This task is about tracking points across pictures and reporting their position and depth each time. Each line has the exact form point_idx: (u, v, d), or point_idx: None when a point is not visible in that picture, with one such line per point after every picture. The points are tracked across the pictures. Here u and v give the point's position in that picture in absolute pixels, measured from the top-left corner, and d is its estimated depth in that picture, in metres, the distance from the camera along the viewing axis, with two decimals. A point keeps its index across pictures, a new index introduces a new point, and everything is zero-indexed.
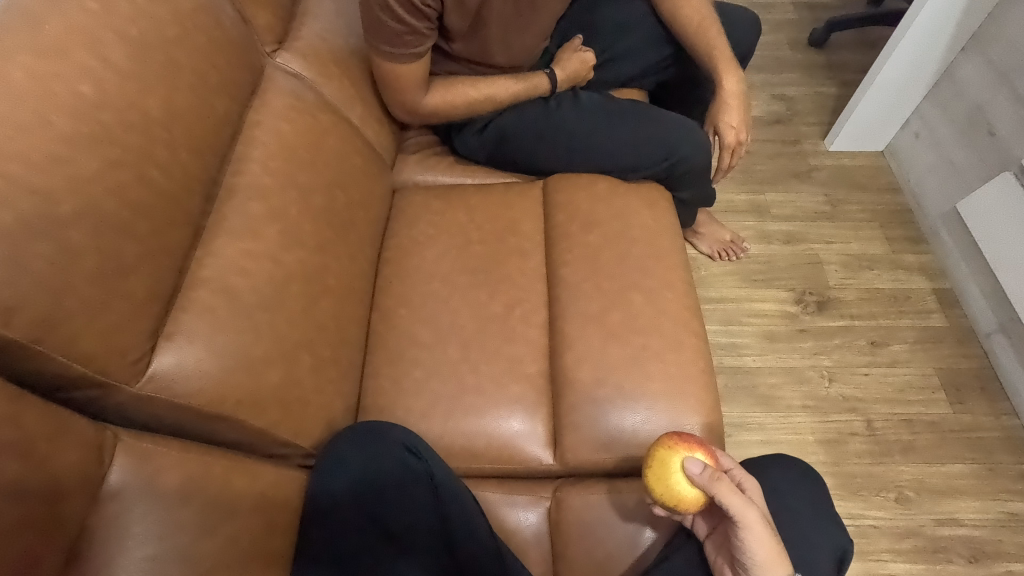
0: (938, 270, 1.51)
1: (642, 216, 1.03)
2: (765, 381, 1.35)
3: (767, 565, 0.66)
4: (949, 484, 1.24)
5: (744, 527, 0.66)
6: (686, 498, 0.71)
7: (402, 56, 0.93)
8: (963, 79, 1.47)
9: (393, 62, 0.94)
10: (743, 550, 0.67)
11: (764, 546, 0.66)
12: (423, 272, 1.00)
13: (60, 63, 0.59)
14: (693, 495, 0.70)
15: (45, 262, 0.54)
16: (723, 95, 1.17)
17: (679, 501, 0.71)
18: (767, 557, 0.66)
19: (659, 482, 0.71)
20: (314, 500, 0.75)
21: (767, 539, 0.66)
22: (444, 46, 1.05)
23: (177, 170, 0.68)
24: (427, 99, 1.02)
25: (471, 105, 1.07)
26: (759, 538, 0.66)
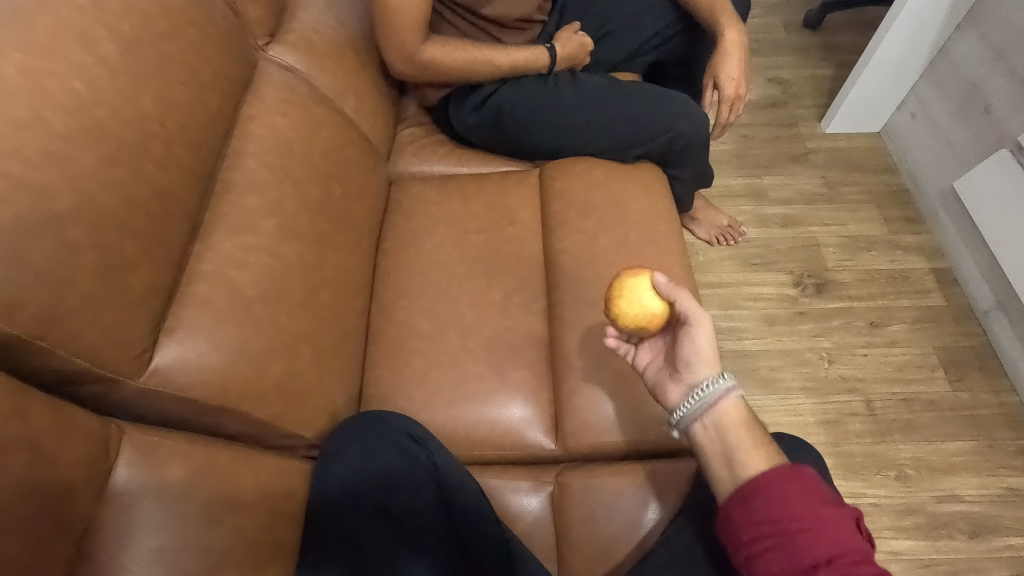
0: (936, 249, 1.51)
1: (638, 201, 1.03)
2: (765, 363, 1.36)
3: (710, 359, 0.72)
4: (948, 461, 1.25)
5: (695, 325, 0.72)
6: (649, 310, 0.76)
7: None
8: (960, 56, 1.46)
9: None
10: (690, 347, 0.73)
11: (710, 344, 0.72)
12: (421, 262, 1.00)
13: (52, 60, 0.59)
14: (660, 310, 0.77)
15: (45, 259, 0.54)
16: (727, 46, 1.16)
17: (647, 314, 0.77)
18: (710, 354, 0.72)
19: (633, 295, 0.78)
20: (320, 488, 0.76)
21: (713, 339, 0.72)
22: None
23: (172, 165, 0.68)
24: (426, 49, 1.01)
25: (470, 62, 1.06)
26: (708, 334, 0.72)
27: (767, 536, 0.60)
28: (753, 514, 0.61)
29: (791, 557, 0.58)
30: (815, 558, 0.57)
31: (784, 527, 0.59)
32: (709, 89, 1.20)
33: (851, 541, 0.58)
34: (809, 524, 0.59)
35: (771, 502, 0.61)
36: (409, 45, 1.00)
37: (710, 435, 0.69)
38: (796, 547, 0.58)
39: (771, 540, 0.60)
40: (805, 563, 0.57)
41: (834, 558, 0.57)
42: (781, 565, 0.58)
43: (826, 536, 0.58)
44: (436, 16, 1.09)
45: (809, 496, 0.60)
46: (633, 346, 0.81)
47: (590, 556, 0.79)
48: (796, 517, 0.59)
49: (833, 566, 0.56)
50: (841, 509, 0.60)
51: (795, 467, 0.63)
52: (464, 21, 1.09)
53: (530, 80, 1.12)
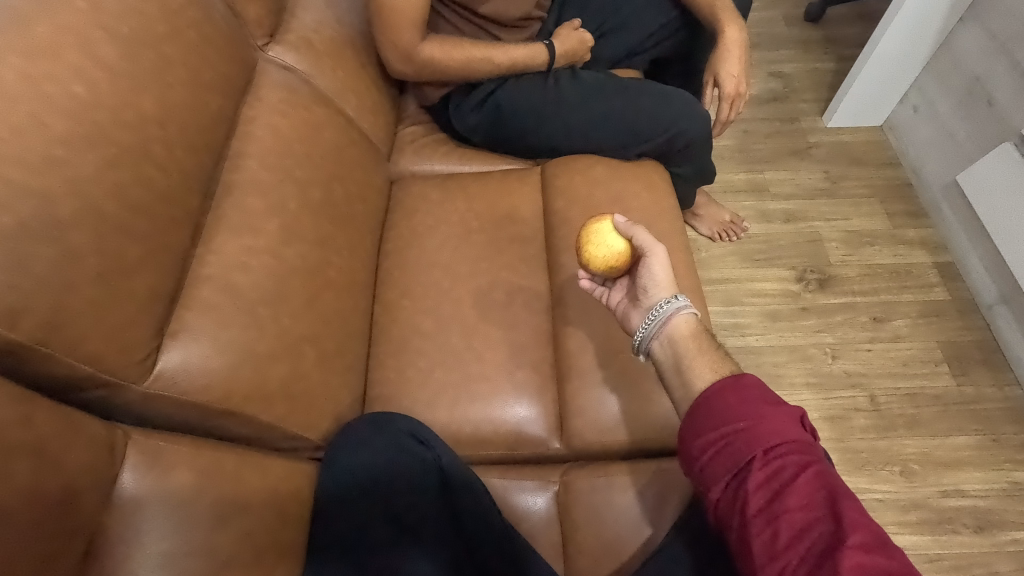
0: (939, 243, 1.51)
1: (641, 199, 1.03)
2: (768, 359, 1.36)
3: (664, 284, 0.79)
4: (953, 455, 1.25)
5: (652, 255, 0.81)
6: (613, 248, 0.83)
7: None
8: (962, 49, 1.46)
9: None
10: (647, 274, 0.80)
11: (665, 271, 0.80)
12: (424, 262, 1.00)
13: (52, 63, 0.58)
14: (623, 249, 0.84)
15: (48, 265, 0.54)
16: (726, 43, 1.15)
17: (614, 255, 0.83)
18: (666, 280, 0.79)
19: (598, 239, 0.84)
20: (326, 490, 0.76)
21: (668, 268, 0.80)
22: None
23: (174, 168, 0.68)
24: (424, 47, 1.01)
25: (469, 62, 1.05)
26: (663, 262, 0.80)
27: (711, 441, 0.62)
28: (699, 423, 0.64)
29: (732, 455, 0.60)
30: (753, 450, 0.59)
31: (725, 429, 0.62)
32: (708, 88, 1.19)
33: (789, 434, 0.59)
34: (748, 422, 0.61)
35: (713, 409, 0.64)
36: (409, 45, 0.99)
37: (667, 351, 0.75)
38: (736, 446, 0.60)
39: (714, 444, 0.62)
40: (744, 457, 0.59)
41: (773, 451, 0.59)
42: (725, 465, 0.61)
43: (763, 431, 0.60)
44: (434, 14, 1.08)
45: (748, 398, 0.63)
46: (605, 288, 0.88)
47: (597, 555, 0.78)
48: (736, 418, 0.62)
49: (771, 458, 0.58)
50: (782, 406, 0.62)
51: (738, 375, 0.66)
52: (463, 20, 1.09)
53: (530, 78, 1.12)
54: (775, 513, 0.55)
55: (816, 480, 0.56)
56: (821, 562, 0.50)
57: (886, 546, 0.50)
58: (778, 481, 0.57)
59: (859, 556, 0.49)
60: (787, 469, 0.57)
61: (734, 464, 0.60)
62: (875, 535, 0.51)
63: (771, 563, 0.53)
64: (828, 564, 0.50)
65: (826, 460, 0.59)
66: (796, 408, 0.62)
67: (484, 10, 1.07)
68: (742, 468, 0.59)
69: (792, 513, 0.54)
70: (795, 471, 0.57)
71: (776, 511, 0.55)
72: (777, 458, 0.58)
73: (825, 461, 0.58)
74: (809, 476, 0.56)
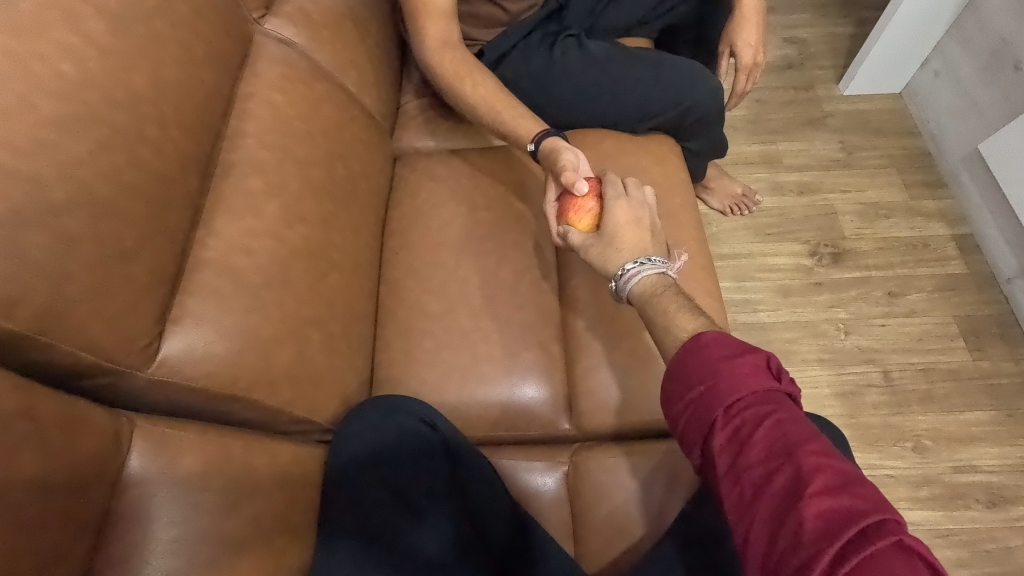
0: (957, 215, 1.47)
1: (652, 173, 1.00)
2: (780, 335, 1.34)
3: (640, 249, 0.78)
4: (967, 431, 1.24)
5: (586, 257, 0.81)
6: None
7: None
8: (988, 11, 1.39)
9: None
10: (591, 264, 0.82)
11: (597, 256, 0.80)
12: (429, 242, 0.98)
13: (38, 41, 0.56)
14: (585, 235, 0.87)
15: (43, 252, 0.52)
16: (742, 11, 1.11)
17: (592, 215, 0.83)
18: (600, 264, 0.79)
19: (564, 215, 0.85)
20: (335, 474, 0.76)
21: (600, 253, 0.79)
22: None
23: (170, 149, 0.66)
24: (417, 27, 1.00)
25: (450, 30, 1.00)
26: (592, 257, 0.80)
27: (680, 410, 0.61)
28: (670, 391, 0.63)
29: (698, 419, 0.59)
30: (714, 412, 0.57)
31: (689, 395, 0.60)
32: (725, 57, 1.15)
33: (748, 386, 0.57)
34: (707, 382, 0.59)
35: (677, 377, 0.62)
36: None
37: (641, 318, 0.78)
38: (699, 410, 0.59)
39: (683, 412, 0.61)
40: (707, 421, 0.58)
41: (733, 408, 0.57)
42: (694, 431, 0.59)
43: (722, 390, 0.58)
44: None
45: (707, 357, 0.61)
46: None
47: (607, 536, 0.78)
48: (697, 380, 0.60)
49: (733, 416, 0.57)
50: (744, 357, 0.59)
51: (699, 334, 0.64)
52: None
53: (536, 53, 1.09)
54: (740, 470, 0.54)
55: (775, 430, 0.54)
56: (785, 513, 0.50)
57: (850, 485, 0.49)
58: (739, 439, 0.55)
59: (822, 502, 0.48)
60: (747, 425, 0.55)
61: (700, 429, 0.58)
62: (838, 477, 0.50)
63: (740, 521, 0.53)
64: (792, 514, 0.49)
65: (793, 405, 0.57)
66: (757, 354, 0.59)
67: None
68: (708, 431, 0.58)
69: (753, 468, 0.53)
70: (755, 424, 0.55)
71: (740, 469, 0.54)
72: (738, 414, 0.56)
73: (789, 407, 0.56)
74: (769, 427, 0.54)
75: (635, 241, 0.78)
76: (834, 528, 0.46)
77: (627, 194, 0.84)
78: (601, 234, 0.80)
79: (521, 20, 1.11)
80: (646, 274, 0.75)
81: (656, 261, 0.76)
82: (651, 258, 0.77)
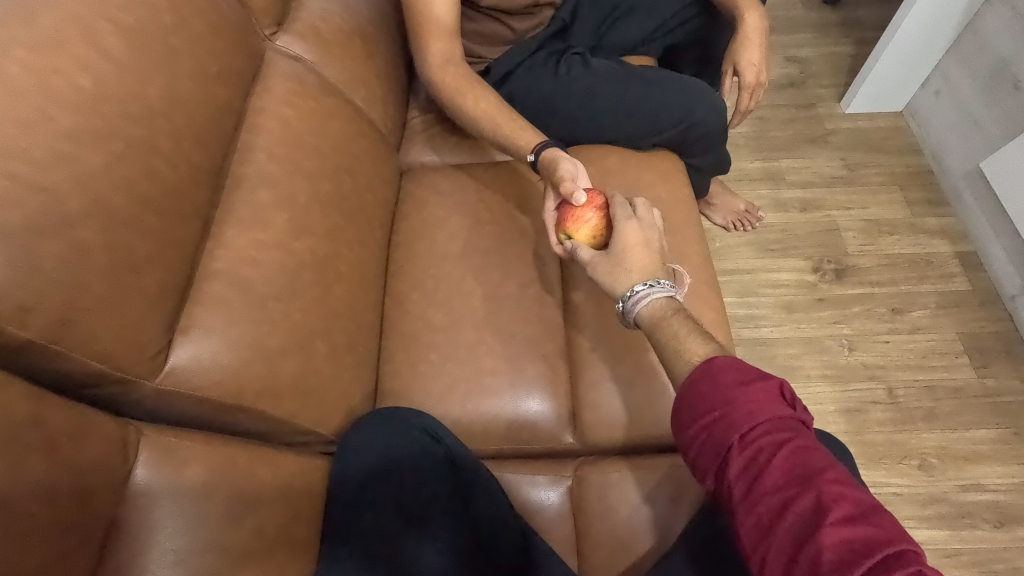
0: (960, 232, 1.47)
1: (655, 189, 1.01)
2: (783, 351, 1.34)
3: (649, 272, 0.78)
4: (973, 449, 1.23)
5: (593, 271, 0.81)
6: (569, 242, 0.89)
7: None
8: (988, 32, 1.41)
9: None
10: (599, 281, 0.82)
11: (607, 273, 0.80)
12: (435, 254, 0.99)
13: (58, 56, 0.57)
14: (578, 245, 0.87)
15: (57, 261, 0.53)
16: (745, 31, 1.12)
17: (599, 237, 0.85)
18: (609, 281, 0.79)
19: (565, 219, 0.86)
20: (339, 486, 0.76)
21: (610, 269, 0.79)
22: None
23: (183, 161, 0.67)
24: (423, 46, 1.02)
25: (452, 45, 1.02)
26: (601, 273, 0.80)
27: (694, 435, 0.60)
28: (683, 416, 0.62)
29: (713, 445, 0.58)
30: (730, 439, 0.57)
31: (702, 421, 0.60)
32: (729, 76, 1.17)
33: (764, 414, 0.57)
34: (722, 409, 0.59)
35: (690, 402, 0.62)
36: None
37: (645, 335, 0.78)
38: (714, 436, 0.58)
39: (696, 438, 0.60)
40: (723, 446, 0.57)
41: (749, 435, 0.57)
42: (709, 457, 0.59)
43: (738, 416, 0.58)
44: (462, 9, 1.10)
45: (721, 383, 0.60)
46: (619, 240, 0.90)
47: (610, 552, 0.78)
48: (711, 406, 0.60)
49: (748, 442, 0.56)
50: (759, 383, 0.59)
51: (711, 359, 0.63)
52: (469, 13, 1.09)
53: (541, 70, 1.11)
54: (756, 497, 0.54)
55: (792, 458, 0.54)
56: (803, 542, 0.50)
57: (870, 514, 0.49)
58: (755, 466, 0.55)
59: (842, 531, 0.48)
60: (764, 452, 0.55)
61: (715, 454, 0.58)
62: (857, 505, 0.50)
63: (757, 549, 0.52)
64: (811, 543, 0.49)
65: (808, 432, 0.57)
66: (771, 381, 0.59)
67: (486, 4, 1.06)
68: (723, 457, 0.58)
69: (770, 496, 0.53)
70: (772, 451, 0.55)
71: (756, 496, 0.54)
72: (754, 441, 0.56)
73: (805, 433, 0.56)
74: (786, 454, 0.54)
75: (644, 264, 0.79)
76: (854, 557, 0.47)
77: (636, 215, 0.85)
78: (610, 251, 0.81)
79: (527, 39, 1.13)
80: (654, 296, 0.75)
81: (665, 283, 0.76)
82: (662, 280, 0.77)
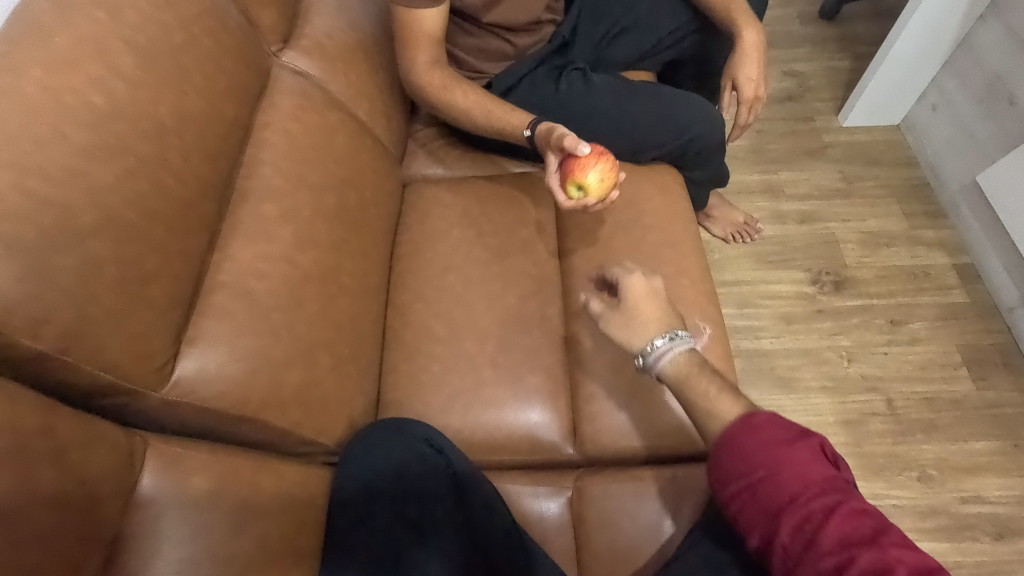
0: (957, 244, 1.48)
1: (654, 203, 1.02)
2: (783, 362, 1.34)
3: (665, 322, 0.78)
4: (973, 461, 1.23)
5: (611, 328, 0.81)
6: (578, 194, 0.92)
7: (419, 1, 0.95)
8: (983, 47, 1.43)
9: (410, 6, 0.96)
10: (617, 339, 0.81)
11: (624, 328, 0.80)
12: (437, 266, 1.00)
13: (72, 77, 0.59)
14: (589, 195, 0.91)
15: (69, 275, 0.54)
16: (742, 47, 1.14)
17: (612, 180, 0.90)
18: (628, 337, 0.79)
19: (581, 174, 0.89)
20: (340, 497, 0.76)
21: (627, 323, 0.80)
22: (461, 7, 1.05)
23: (191, 176, 0.69)
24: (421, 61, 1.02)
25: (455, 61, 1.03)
26: (619, 329, 0.80)
27: (737, 494, 0.62)
28: (724, 472, 0.63)
29: (760, 506, 0.60)
30: (779, 501, 0.58)
31: (747, 480, 0.61)
32: (726, 91, 1.19)
33: (811, 475, 0.59)
34: (768, 470, 0.60)
35: (732, 460, 0.63)
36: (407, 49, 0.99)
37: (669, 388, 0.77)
38: (761, 497, 0.60)
39: (741, 498, 0.61)
40: (772, 508, 0.59)
41: (797, 497, 0.58)
42: (757, 517, 0.60)
43: (785, 478, 0.59)
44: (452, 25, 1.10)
45: (764, 442, 0.62)
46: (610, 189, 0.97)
47: (611, 562, 0.78)
48: (755, 466, 0.61)
49: (799, 504, 0.57)
50: (801, 444, 0.61)
51: (749, 416, 0.65)
52: (468, 27, 1.10)
53: (542, 84, 1.13)
54: (811, 560, 0.55)
55: (844, 521, 0.55)
56: None
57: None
58: (807, 529, 0.56)
59: None
60: (816, 513, 0.56)
61: (764, 515, 0.59)
62: (914, 568, 0.51)
63: None
64: None
65: (856, 493, 0.58)
66: (812, 442, 0.61)
67: (488, 19, 1.07)
68: (772, 519, 0.59)
69: (825, 557, 0.54)
70: (823, 514, 0.56)
71: (811, 559, 0.55)
72: (804, 503, 0.57)
73: (853, 494, 0.58)
74: (838, 516, 0.55)
75: (658, 314, 0.79)
76: None
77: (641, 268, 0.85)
78: (623, 305, 0.81)
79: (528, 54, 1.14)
80: (676, 350, 0.75)
81: (683, 335, 0.76)
82: (680, 331, 0.77)
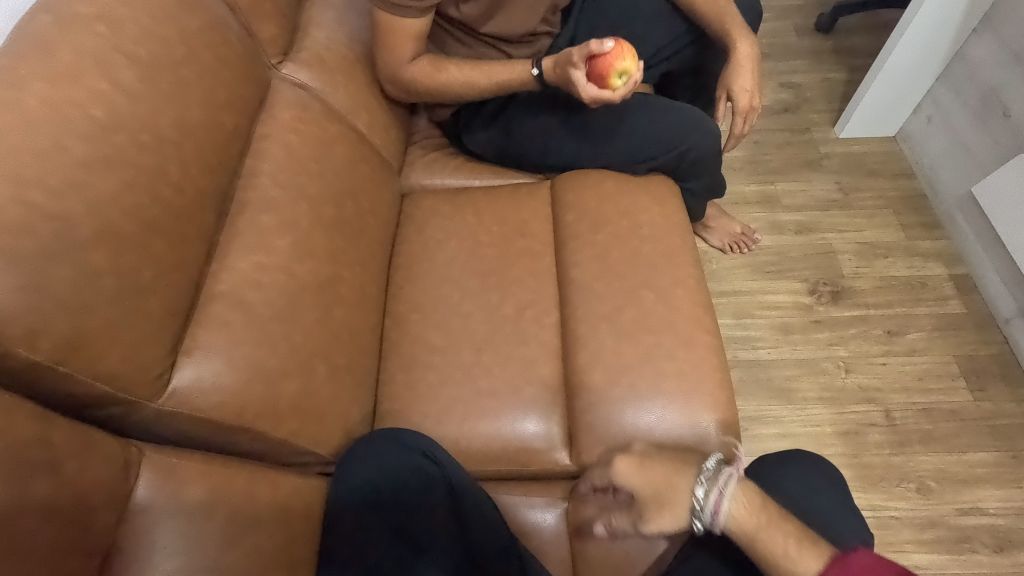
0: (954, 255, 1.49)
1: (651, 214, 1.03)
2: (780, 373, 1.34)
3: (678, 479, 0.75)
4: (971, 473, 1.23)
5: (653, 523, 0.75)
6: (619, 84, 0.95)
7: (406, 10, 0.93)
8: (977, 60, 1.44)
9: (397, 15, 0.93)
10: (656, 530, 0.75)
11: (657, 514, 0.74)
12: (434, 277, 1.00)
13: (73, 90, 0.60)
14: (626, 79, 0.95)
15: (68, 285, 0.55)
16: (737, 58, 1.15)
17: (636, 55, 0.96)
18: (667, 519, 0.74)
19: (620, 62, 0.93)
20: (336, 507, 0.76)
21: (661, 503, 0.75)
22: (455, 13, 1.04)
23: (190, 187, 0.69)
24: (411, 68, 1.01)
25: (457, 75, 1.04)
26: (658, 521, 0.74)
27: None
28: None
29: None
30: None
31: None
32: (722, 101, 1.19)
33: None
34: None
35: None
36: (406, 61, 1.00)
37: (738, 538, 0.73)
38: None
39: None
40: None
41: None
42: None
43: None
44: (438, 28, 1.09)
45: None
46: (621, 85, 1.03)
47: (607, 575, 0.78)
48: None
49: None
50: None
51: None
52: (463, 37, 1.09)
53: (540, 96, 1.14)
54: None
55: None
56: None
57: None
58: None
59: None
60: None
61: None
62: None
63: None
64: None
65: None
66: None
67: (485, 30, 1.06)
68: None
69: None
70: None
71: None
72: None
73: None
74: None
75: (665, 475, 0.75)
76: None
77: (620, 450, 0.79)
78: (645, 501, 0.75)
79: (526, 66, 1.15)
80: (726, 497, 0.72)
81: (712, 475, 0.74)
82: (709, 467, 0.75)
